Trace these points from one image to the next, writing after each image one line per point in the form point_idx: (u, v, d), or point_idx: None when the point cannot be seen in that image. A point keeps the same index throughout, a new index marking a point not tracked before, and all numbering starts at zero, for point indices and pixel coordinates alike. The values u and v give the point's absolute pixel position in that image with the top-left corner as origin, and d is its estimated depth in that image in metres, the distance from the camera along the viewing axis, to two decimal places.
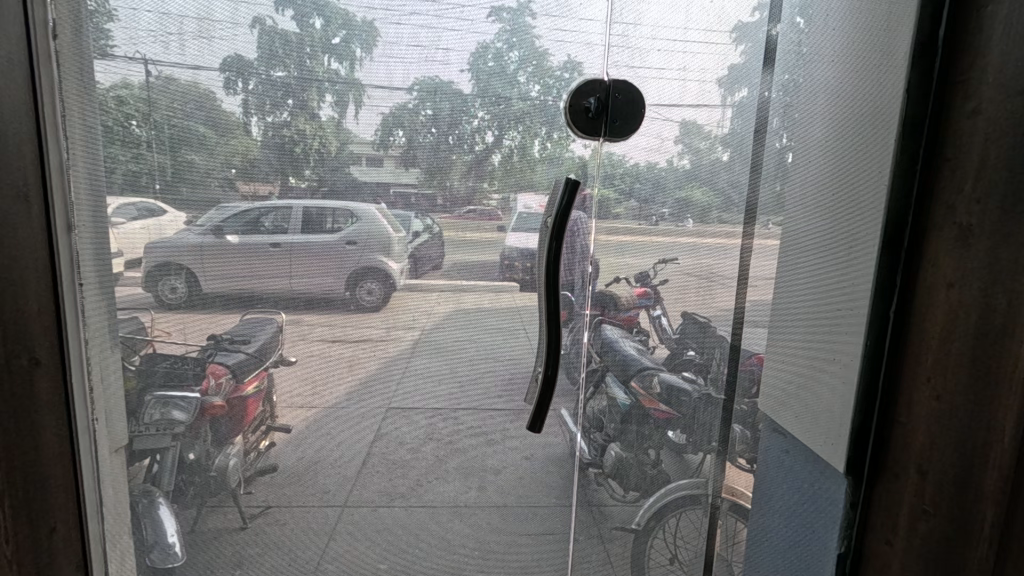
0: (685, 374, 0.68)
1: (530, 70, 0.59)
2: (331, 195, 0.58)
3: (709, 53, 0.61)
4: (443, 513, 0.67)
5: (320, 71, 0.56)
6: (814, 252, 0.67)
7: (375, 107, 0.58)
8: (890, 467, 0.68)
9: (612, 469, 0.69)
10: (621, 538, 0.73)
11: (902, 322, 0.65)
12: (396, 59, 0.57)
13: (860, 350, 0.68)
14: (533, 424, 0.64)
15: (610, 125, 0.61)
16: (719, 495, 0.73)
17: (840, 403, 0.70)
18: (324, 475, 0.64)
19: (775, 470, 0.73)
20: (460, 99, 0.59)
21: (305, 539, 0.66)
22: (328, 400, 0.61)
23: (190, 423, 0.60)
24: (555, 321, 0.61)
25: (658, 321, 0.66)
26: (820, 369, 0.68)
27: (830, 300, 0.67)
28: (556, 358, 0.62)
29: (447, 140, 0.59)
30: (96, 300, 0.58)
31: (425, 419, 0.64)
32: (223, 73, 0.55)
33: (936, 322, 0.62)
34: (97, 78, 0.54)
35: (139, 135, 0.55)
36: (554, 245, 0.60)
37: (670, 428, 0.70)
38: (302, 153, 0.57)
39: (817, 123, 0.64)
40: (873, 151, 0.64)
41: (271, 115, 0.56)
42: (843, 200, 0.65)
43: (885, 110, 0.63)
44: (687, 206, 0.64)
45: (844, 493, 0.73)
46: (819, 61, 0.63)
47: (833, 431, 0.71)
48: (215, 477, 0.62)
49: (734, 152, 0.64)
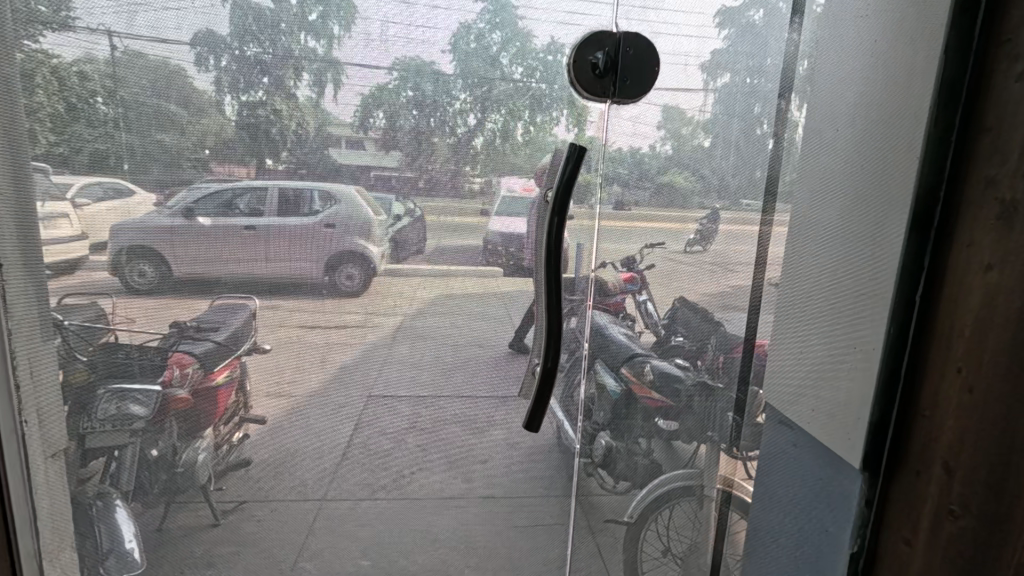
0: (677, 361, 0.67)
1: (513, 51, 0.57)
2: (306, 176, 0.55)
3: (697, 36, 0.60)
4: (426, 506, 0.66)
5: (297, 48, 0.53)
6: (830, 238, 0.65)
7: (353, 87, 0.55)
8: (910, 464, 0.63)
9: (601, 458, 0.69)
10: (609, 529, 0.72)
11: (930, 307, 0.59)
12: (377, 38, 0.55)
13: (883, 343, 0.62)
14: (530, 423, 0.62)
15: (621, 83, 0.59)
16: (714, 486, 0.74)
17: (857, 398, 0.65)
18: (302, 468, 0.61)
19: (777, 464, 0.73)
20: (442, 80, 0.56)
21: (282, 533, 0.64)
22: (306, 388, 0.60)
23: (152, 417, 0.57)
24: (555, 307, 0.59)
25: (644, 306, 0.65)
26: (836, 359, 0.66)
27: (845, 284, 0.65)
28: (555, 350, 0.60)
29: (429, 123, 0.57)
30: (20, 285, 0.54)
31: (408, 408, 0.63)
32: (194, 48, 0.52)
33: (972, 303, 0.55)
34: (56, 51, 0.50)
35: (106, 114, 0.51)
36: (555, 221, 0.57)
37: (662, 417, 0.69)
38: (278, 133, 0.54)
39: (837, 103, 0.62)
40: (902, 126, 0.59)
41: (245, 93, 0.53)
42: (865, 178, 0.61)
43: (913, 85, 0.58)
44: (674, 193, 0.63)
45: (861, 490, 0.67)
46: (836, 46, 0.61)
47: (849, 425, 0.66)
48: (182, 473, 0.59)
49: (716, 139, 0.62)
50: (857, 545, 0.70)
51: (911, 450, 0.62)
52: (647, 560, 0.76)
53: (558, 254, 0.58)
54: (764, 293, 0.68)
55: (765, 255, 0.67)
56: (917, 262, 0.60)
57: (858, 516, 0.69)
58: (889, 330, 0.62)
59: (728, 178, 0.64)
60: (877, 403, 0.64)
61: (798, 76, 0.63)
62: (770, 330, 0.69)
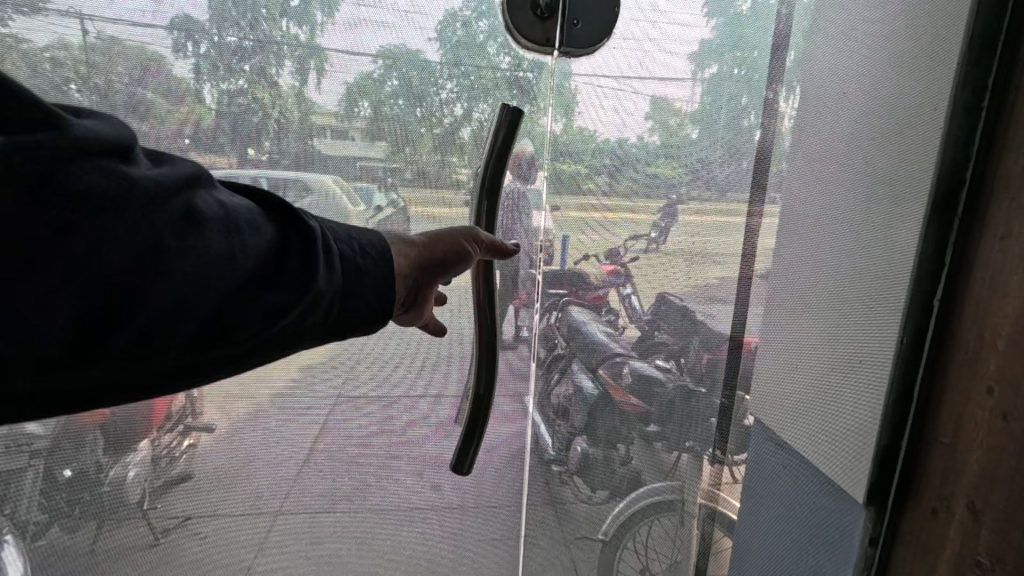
0: (658, 362, 0.65)
1: (501, 39, 0.55)
2: (296, 167, 0.54)
3: (687, 26, 0.57)
4: (390, 518, 0.64)
5: (278, 35, 0.51)
6: (829, 239, 0.61)
7: (337, 76, 0.53)
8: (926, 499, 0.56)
9: (577, 466, 0.68)
10: (585, 545, 0.71)
11: (945, 323, 0.54)
12: (361, 23, 0.53)
13: (895, 355, 0.57)
14: (459, 467, 0.57)
15: (570, 25, 0.56)
16: (696, 502, 0.71)
17: (858, 411, 0.61)
18: (258, 475, 0.59)
19: (763, 476, 0.68)
20: (427, 70, 0.54)
21: (228, 554, 0.60)
22: (271, 387, 0.57)
23: (53, 437, 0.51)
24: (490, 317, 0.56)
25: (628, 300, 0.63)
26: (840, 374, 0.62)
27: (851, 290, 0.60)
28: (490, 376, 0.57)
29: (415, 112, 0.55)
30: None
31: (378, 409, 0.60)
32: (171, 34, 0.49)
33: (1007, 311, 0.46)
34: (28, 36, 0.47)
35: (79, 102, 0.49)
36: (488, 203, 0.54)
37: (644, 421, 0.67)
38: (261, 123, 0.52)
39: (832, 89, 0.59)
40: (920, 115, 0.54)
41: (226, 82, 0.51)
42: (877, 178, 0.57)
43: (926, 82, 0.54)
44: (658, 183, 0.60)
45: (862, 528, 0.62)
46: (830, 35, 0.58)
47: (857, 444, 0.61)
48: (109, 492, 0.54)
49: (703, 130, 0.60)
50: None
51: (929, 479, 0.56)
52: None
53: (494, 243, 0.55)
54: (752, 286, 0.64)
55: (752, 248, 0.63)
56: (935, 265, 0.54)
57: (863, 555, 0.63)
58: (901, 340, 0.57)
59: (715, 169, 0.61)
60: (886, 425, 0.59)
61: (788, 57, 0.59)
62: (759, 329, 0.65)
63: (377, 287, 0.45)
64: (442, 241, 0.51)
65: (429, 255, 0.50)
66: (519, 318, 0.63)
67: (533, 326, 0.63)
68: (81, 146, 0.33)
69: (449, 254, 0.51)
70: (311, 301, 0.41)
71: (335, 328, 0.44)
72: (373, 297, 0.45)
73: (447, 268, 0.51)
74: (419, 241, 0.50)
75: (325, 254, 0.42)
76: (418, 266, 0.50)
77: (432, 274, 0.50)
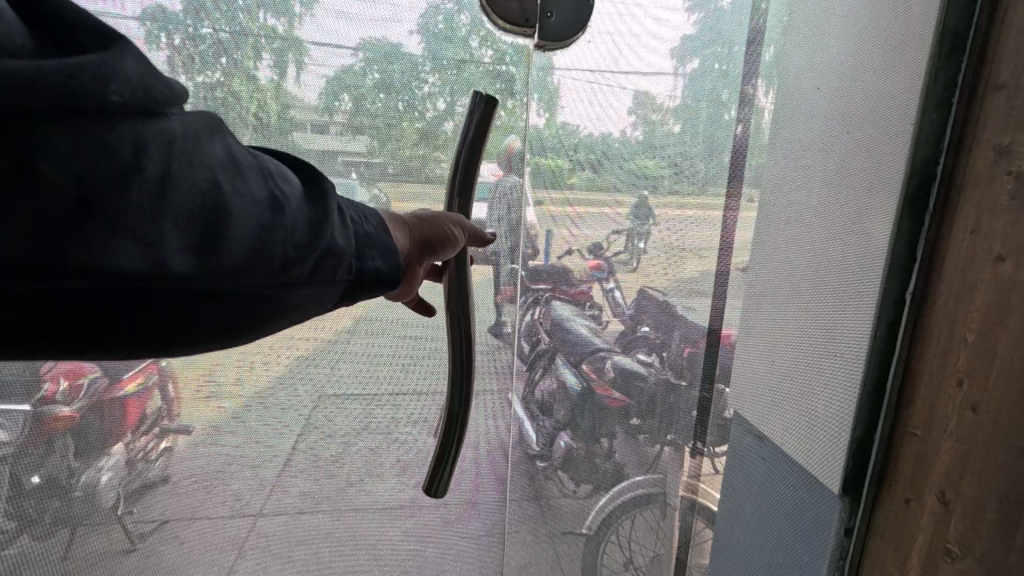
0: (640, 357, 0.66)
1: (483, 34, 0.55)
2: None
3: (668, 21, 0.58)
4: (374, 518, 0.64)
5: (256, 27, 0.50)
6: (812, 228, 0.59)
7: (317, 68, 0.52)
8: (897, 492, 0.52)
9: (561, 461, 0.68)
10: (568, 539, 0.71)
11: (920, 304, 0.49)
12: (341, 14, 0.52)
13: (868, 347, 0.53)
14: (431, 488, 0.54)
15: (545, 18, 0.54)
16: (677, 494, 0.71)
17: (835, 414, 0.56)
18: (237, 477, 0.58)
19: (743, 471, 0.67)
20: (410, 63, 0.53)
21: (209, 555, 0.60)
22: (254, 387, 0.56)
23: (20, 443, 0.48)
24: (465, 329, 0.53)
25: (611, 295, 0.63)
26: (816, 370, 0.58)
27: (828, 285, 0.57)
28: (467, 395, 0.53)
29: (397, 106, 0.54)
30: None
31: (360, 407, 0.59)
32: (142, 25, 0.48)
33: (976, 306, 0.44)
34: None
35: None
36: (454, 201, 0.52)
37: (627, 414, 0.68)
38: (238, 118, 0.51)
39: (807, 82, 0.58)
40: (893, 108, 0.50)
41: (202, 74, 0.50)
42: (849, 169, 0.55)
43: (904, 78, 0.50)
44: (639, 178, 0.61)
45: (838, 517, 0.57)
46: (811, 23, 0.57)
47: (828, 446, 0.57)
48: (82, 498, 0.52)
49: (686, 125, 0.60)
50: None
51: (896, 484, 0.52)
52: (608, 569, 0.74)
53: (474, 244, 0.52)
54: (731, 278, 0.65)
55: (729, 241, 0.64)
56: (906, 262, 0.50)
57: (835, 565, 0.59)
58: (875, 336, 0.52)
59: (696, 164, 0.61)
60: (860, 418, 0.54)
61: (764, 59, 0.59)
62: (737, 320, 0.65)
63: (392, 257, 0.45)
64: (431, 218, 0.49)
65: (415, 235, 0.49)
66: (506, 313, 0.63)
67: (519, 322, 0.64)
68: (147, 90, 0.31)
69: (435, 235, 0.49)
70: (343, 260, 0.40)
71: (362, 292, 0.43)
72: (388, 265, 0.44)
73: (434, 251, 0.49)
74: (412, 218, 0.50)
75: (345, 219, 0.41)
76: (409, 243, 0.49)
77: (421, 254, 0.50)
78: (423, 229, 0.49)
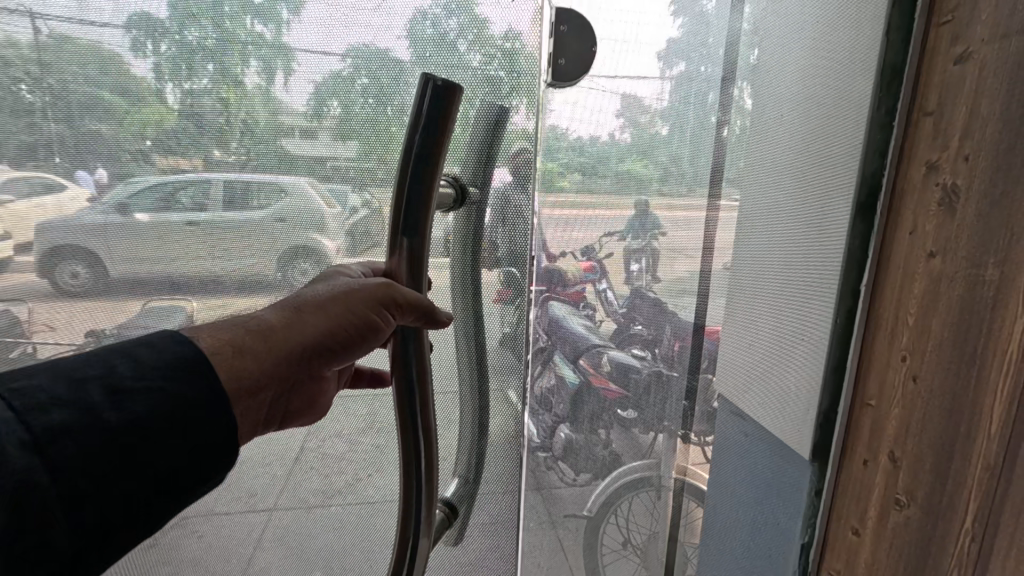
0: (634, 351, 0.67)
1: (471, 38, 0.55)
2: (263, 170, 0.55)
3: (656, 25, 0.58)
4: (383, 511, 0.64)
5: (243, 33, 0.51)
6: (779, 220, 0.62)
7: (306, 75, 0.53)
8: (860, 453, 0.64)
9: (561, 451, 0.72)
10: (570, 522, 0.74)
11: (874, 296, 0.60)
12: (331, 23, 0.53)
13: (832, 329, 0.62)
14: None
15: (556, 63, 0.56)
16: (669, 477, 0.72)
17: (806, 387, 0.64)
18: (251, 474, 0.60)
19: (726, 456, 0.70)
20: (398, 69, 0.55)
21: (230, 545, 0.63)
22: None
23: None
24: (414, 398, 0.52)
25: (602, 295, 0.65)
26: (784, 350, 0.65)
27: (796, 272, 0.63)
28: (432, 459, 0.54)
29: (385, 112, 0.55)
30: None
31: (365, 407, 0.61)
32: (129, 33, 0.51)
33: (915, 290, 0.59)
34: None
35: (31, 102, 0.52)
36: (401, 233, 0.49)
37: (621, 407, 0.69)
38: (228, 125, 0.53)
39: (777, 88, 0.60)
40: (841, 120, 0.59)
41: (189, 81, 0.52)
42: (815, 168, 0.60)
43: (857, 91, 0.57)
44: (633, 183, 0.62)
45: (811, 478, 0.68)
46: (783, 30, 0.59)
47: (799, 415, 0.65)
48: None
49: (674, 124, 0.61)
50: (807, 535, 0.71)
51: (860, 439, 0.63)
52: (607, 551, 0.76)
53: (408, 314, 0.51)
54: (712, 276, 0.65)
55: (711, 242, 0.64)
56: (861, 254, 0.60)
57: (809, 503, 0.69)
58: (835, 319, 0.62)
59: (684, 164, 0.62)
60: (826, 389, 0.64)
61: (739, 67, 0.60)
62: (721, 317, 0.66)
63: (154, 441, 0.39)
64: (310, 314, 0.49)
65: (293, 345, 0.48)
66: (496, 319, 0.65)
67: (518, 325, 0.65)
68: None
69: (325, 337, 0.49)
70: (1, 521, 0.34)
71: (104, 519, 0.38)
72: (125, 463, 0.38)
73: (329, 355, 0.50)
74: (275, 339, 0.47)
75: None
76: (281, 363, 0.47)
77: (306, 362, 0.49)
78: (309, 336, 0.48)
